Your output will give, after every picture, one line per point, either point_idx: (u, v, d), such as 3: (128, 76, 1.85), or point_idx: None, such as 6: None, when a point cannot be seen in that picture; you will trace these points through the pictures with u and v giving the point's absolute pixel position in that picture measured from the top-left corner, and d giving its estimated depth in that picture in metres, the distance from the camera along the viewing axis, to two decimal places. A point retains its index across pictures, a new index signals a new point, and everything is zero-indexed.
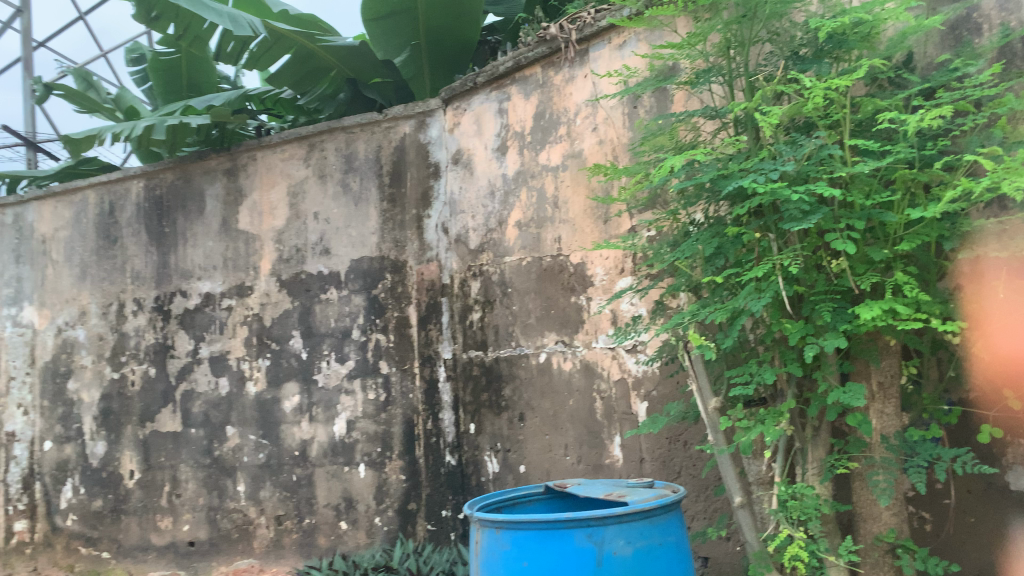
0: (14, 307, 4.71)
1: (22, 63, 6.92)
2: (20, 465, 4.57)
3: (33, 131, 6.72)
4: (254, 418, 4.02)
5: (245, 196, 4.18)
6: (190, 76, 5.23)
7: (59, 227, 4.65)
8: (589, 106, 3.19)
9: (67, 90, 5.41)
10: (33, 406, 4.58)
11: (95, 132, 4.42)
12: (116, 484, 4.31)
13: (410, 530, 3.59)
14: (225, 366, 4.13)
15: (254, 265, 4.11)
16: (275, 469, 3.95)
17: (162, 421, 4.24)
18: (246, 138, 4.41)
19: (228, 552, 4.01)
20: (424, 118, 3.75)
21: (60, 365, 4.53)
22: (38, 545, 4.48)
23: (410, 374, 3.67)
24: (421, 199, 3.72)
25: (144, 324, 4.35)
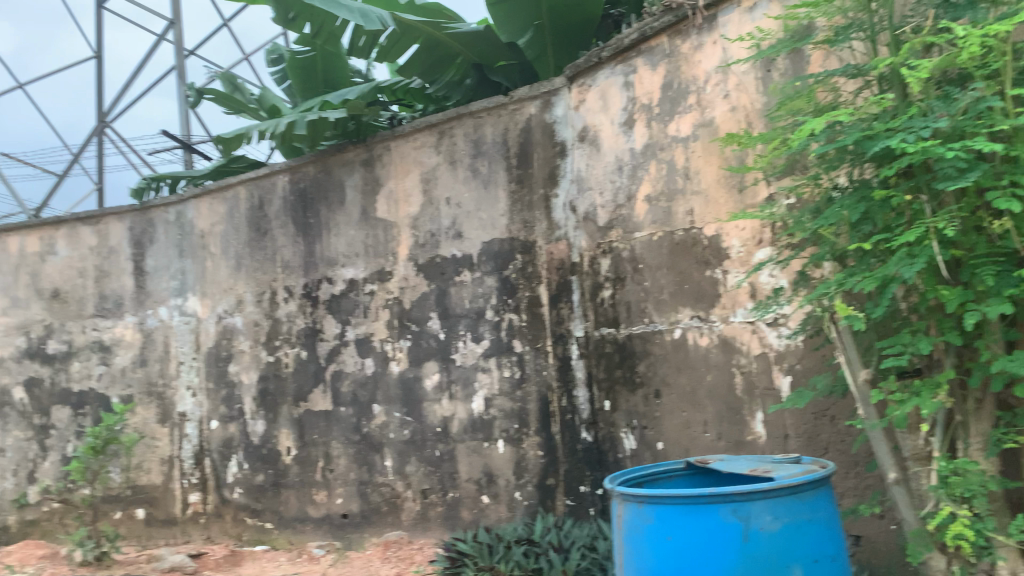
0: (178, 298, 5.08)
1: (176, 71, 7.47)
2: (192, 443, 4.96)
3: (188, 133, 7.25)
4: (398, 396, 4.21)
5: (382, 185, 4.35)
6: (325, 72, 5.47)
7: (215, 222, 4.99)
8: (720, 73, 3.10)
9: (217, 93, 5.80)
10: (200, 388, 4.96)
11: (243, 131, 4.72)
12: (276, 460, 4.63)
13: (550, 505, 3.66)
14: (370, 348, 4.33)
15: (392, 251, 4.28)
16: (419, 445, 4.12)
17: (315, 400, 4.51)
18: (380, 128, 4.57)
19: (379, 524, 4.23)
20: (550, 97, 3.76)
21: (222, 350, 4.89)
22: (210, 515, 4.86)
23: (544, 352, 3.72)
24: (549, 178, 3.74)
25: (295, 310, 4.62)
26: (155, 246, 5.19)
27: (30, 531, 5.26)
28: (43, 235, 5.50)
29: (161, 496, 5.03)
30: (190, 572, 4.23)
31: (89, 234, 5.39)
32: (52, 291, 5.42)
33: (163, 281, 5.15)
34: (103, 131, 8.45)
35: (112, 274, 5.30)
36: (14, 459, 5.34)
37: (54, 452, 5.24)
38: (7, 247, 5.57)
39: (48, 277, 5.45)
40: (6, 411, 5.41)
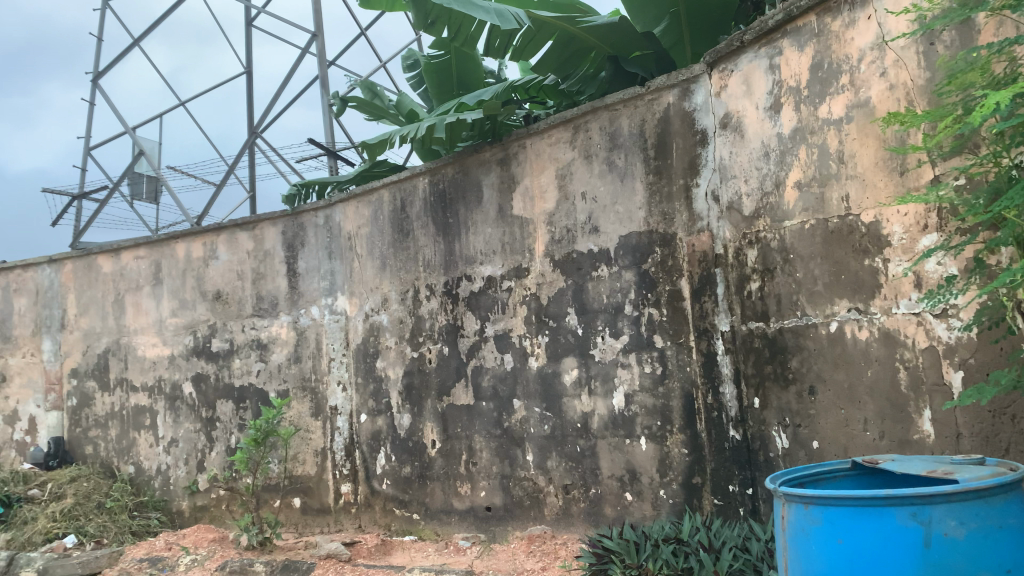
0: (328, 297, 5.33)
1: (319, 81, 7.83)
2: (343, 435, 5.18)
3: (332, 140, 7.59)
4: (538, 391, 4.24)
5: (518, 182, 4.38)
6: (460, 73, 5.58)
7: (360, 224, 5.20)
8: (875, 49, 2.92)
9: (358, 101, 6.04)
10: (350, 382, 5.18)
11: (386, 136, 4.89)
12: (421, 452, 4.77)
13: (697, 504, 3.58)
14: (509, 344, 4.38)
15: (528, 248, 4.31)
16: (560, 440, 4.13)
17: (457, 395, 4.62)
18: (515, 127, 4.62)
19: (523, 518, 4.27)
20: (689, 84, 3.66)
21: (369, 346, 5.09)
22: (361, 505, 5.06)
23: (687, 347, 3.63)
24: (689, 168, 3.65)
25: (437, 307, 4.75)
26: (306, 249, 5.47)
27: (200, 515, 5.67)
28: (206, 241, 5.90)
29: (315, 485, 5.28)
30: (345, 560, 4.43)
31: (246, 239, 5.74)
32: (215, 293, 5.81)
33: (314, 282, 5.41)
34: (254, 144, 9.00)
35: (268, 276, 5.63)
36: (185, 449, 5.78)
37: (220, 443, 5.63)
38: (175, 253, 6.02)
39: (212, 280, 5.85)
40: (177, 404, 5.85)
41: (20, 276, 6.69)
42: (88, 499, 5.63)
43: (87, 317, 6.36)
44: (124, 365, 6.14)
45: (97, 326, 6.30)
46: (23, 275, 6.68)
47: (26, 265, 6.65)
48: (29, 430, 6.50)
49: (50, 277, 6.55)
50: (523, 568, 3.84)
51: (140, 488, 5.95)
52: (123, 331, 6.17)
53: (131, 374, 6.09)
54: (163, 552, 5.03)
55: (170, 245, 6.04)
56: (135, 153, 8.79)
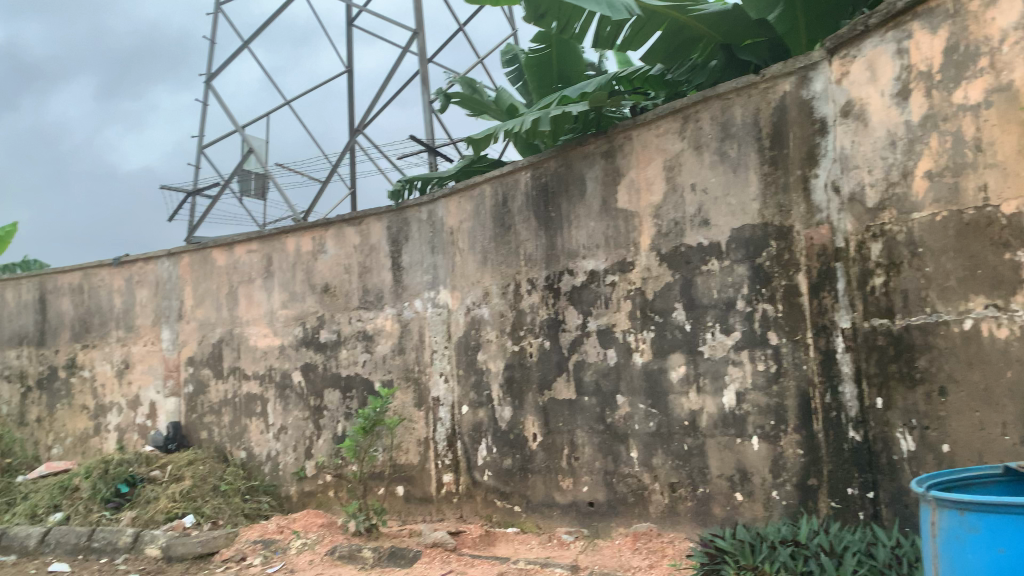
0: (431, 291, 5.41)
1: (420, 77, 7.94)
2: (444, 426, 5.25)
3: (432, 136, 7.70)
4: (643, 387, 4.18)
5: (624, 175, 4.33)
6: (561, 67, 5.55)
7: (463, 219, 5.24)
8: (1019, 29, 2.75)
9: (460, 97, 6.09)
10: (452, 374, 5.25)
11: (491, 131, 4.91)
12: (523, 445, 4.78)
13: (812, 506, 3.47)
14: (613, 339, 4.34)
15: (634, 241, 4.26)
16: (666, 438, 4.06)
17: (559, 389, 4.61)
18: (620, 120, 4.56)
19: (626, 515, 4.23)
20: (807, 72, 3.53)
21: (471, 340, 5.14)
22: (463, 496, 5.12)
23: (803, 345, 3.52)
24: (807, 158, 3.52)
25: (538, 301, 4.74)
26: (410, 243, 5.56)
27: (308, 500, 5.86)
28: (314, 236, 6.08)
29: (418, 475, 5.36)
30: (450, 549, 4.50)
31: (353, 234, 5.89)
32: (323, 286, 5.99)
33: (417, 275, 5.50)
34: (355, 141, 9.22)
35: (373, 270, 5.76)
36: (294, 436, 5.98)
37: (327, 431, 5.81)
38: (285, 247, 6.22)
39: (320, 273, 6.02)
40: (287, 392, 6.07)
41: (141, 269, 7.05)
42: (205, 481, 5.91)
43: (203, 308, 6.65)
44: (236, 354, 6.40)
45: (212, 317, 6.59)
46: (144, 268, 7.04)
47: (147, 259, 7.01)
48: (150, 415, 6.86)
49: (169, 270, 6.88)
50: (630, 566, 3.81)
51: (251, 472, 6.19)
52: (236, 321, 6.44)
53: (244, 363, 6.35)
54: (276, 535, 5.23)
55: (280, 239, 6.26)
56: (245, 151, 9.14)
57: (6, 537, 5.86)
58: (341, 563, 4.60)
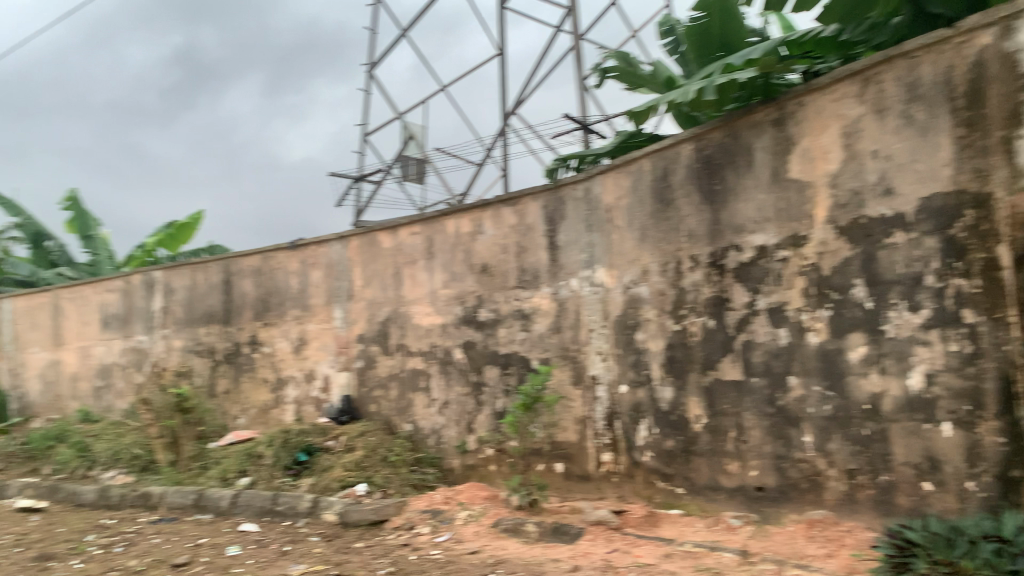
0: (588, 270, 5.37)
1: (574, 54, 7.89)
2: (603, 405, 5.21)
3: (585, 114, 7.64)
4: (818, 368, 3.97)
5: (795, 144, 4.10)
6: (722, 34, 5.32)
7: (620, 195, 5.16)
8: None
9: (616, 71, 5.99)
10: (610, 353, 5.20)
11: (651, 104, 4.79)
12: (686, 427, 4.67)
13: (1017, 499, 3.22)
14: (784, 317, 4.14)
15: (807, 214, 4.03)
16: (844, 422, 3.84)
17: (724, 369, 4.46)
18: (790, 86, 4.32)
19: (799, 501, 4.05)
20: (1011, 22, 3.22)
21: (629, 319, 5.06)
22: (623, 475, 5.08)
23: (1005, 324, 3.24)
24: (1010, 118, 3.22)
25: (701, 279, 4.60)
26: (566, 222, 5.54)
27: (470, 474, 6.02)
28: (473, 217, 6.20)
29: (577, 453, 5.36)
30: (614, 528, 4.54)
31: (510, 214, 5.94)
32: (481, 266, 6.09)
33: (574, 254, 5.47)
34: (509, 123, 9.32)
35: (530, 249, 5.79)
36: (456, 411, 6.17)
37: (487, 407, 5.95)
38: (446, 229, 6.39)
39: (478, 253, 6.13)
40: (449, 368, 6.26)
41: (314, 252, 7.48)
42: (375, 452, 6.20)
43: (370, 288, 6.97)
44: (401, 332, 6.67)
45: (379, 297, 6.89)
46: (317, 251, 7.46)
47: (319, 242, 7.43)
48: (324, 388, 7.30)
49: (340, 253, 7.25)
50: (805, 553, 3.67)
51: (416, 445, 6.44)
52: (401, 301, 6.70)
53: (409, 340, 6.60)
54: (442, 506, 5.41)
55: (441, 221, 6.43)
56: (405, 137, 9.47)
57: (201, 497, 6.36)
58: (506, 535, 4.70)
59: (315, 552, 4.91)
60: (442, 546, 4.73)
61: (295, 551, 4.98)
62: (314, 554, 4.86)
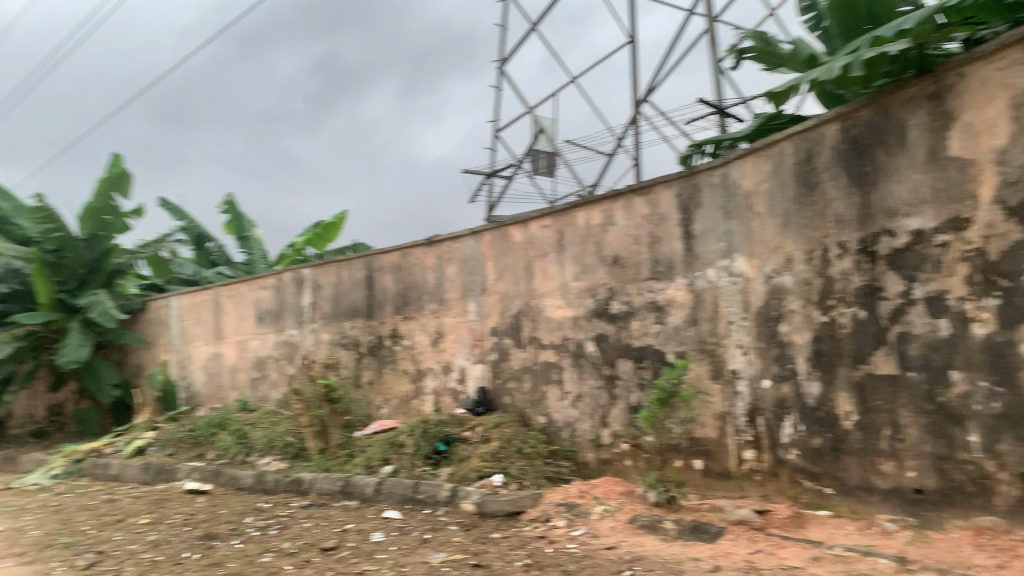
0: (726, 259, 5.18)
1: (708, 36, 7.64)
2: (744, 400, 5.01)
3: (721, 98, 7.38)
4: (985, 362, 3.65)
5: (956, 119, 3.79)
6: (869, 6, 4.99)
7: (760, 180, 4.94)
8: None
9: (753, 51, 5.74)
10: (751, 346, 4.99)
11: (793, 83, 4.56)
12: (834, 424, 4.41)
13: None
14: (945, 307, 3.84)
15: (971, 195, 3.72)
16: (1017, 421, 3.52)
17: (877, 363, 4.18)
18: (949, 56, 3.99)
19: (964, 506, 3.75)
20: None
21: (771, 310, 4.84)
22: (766, 474, 4.86)
23: None
24: None
25: (850, 267, 4.32)
26: (702, 210, 5.37)
27: (606, 468, 5.96)
28: (604, 208, 6.12)
29: (716, 449, 5.19)
30: (757, 528, 4.37)
31: (643, 203, 5.82)
32: (613, 257, 6.01)
33: (711, 243, 5.29)
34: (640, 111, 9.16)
35: (664, 239, 5.65)
36: (590, 405, 6.13)
37: (622, 401, 5.88)
38: (577, 221, 6.34)
39: (610, 245, 6.04)
40: (582, 361, 6.23)
41: (449, 247, 7.64)
42: (510, 444, 6.26)
43: (503, 282, 7.04)
44: (534, 325, 6.69)
45: (512, 290, 6.94)
46: (451, 247, 7.62)
47: (454, 237, 7.58)
48: (461, 380, 7.45)
49: (473, 248, 7.37)
50: (972, 564, 3.38)
51: (551, 438, 6.45)
52: (533, 294, 6.72)
53: (541, 333, 6.62)
54: (578, 499, 5.39)
55: (572, 213, 6.39)
56: (536, 130, 9.51)
57: (348, 484, 6.64)
58: (643, 532, 4.62)
59: (454, 541, 5.02)
60: (578, 540, 4.71)
61: (435, 539, 5.11)
62: (453, 543, 4.97)
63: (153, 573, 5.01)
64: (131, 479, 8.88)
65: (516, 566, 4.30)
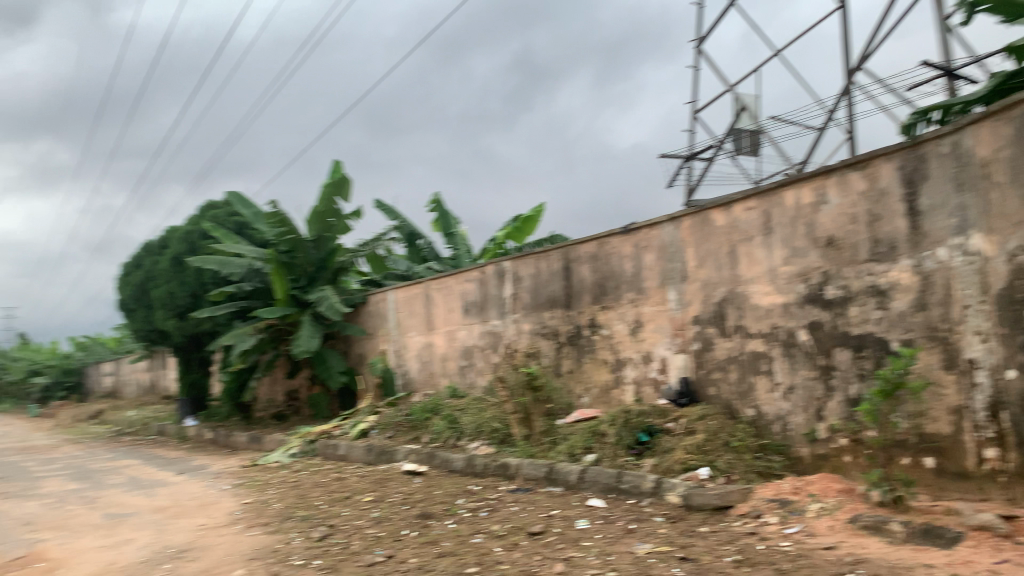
0: (960, 236, 4.67)
1: None
2: (985, 393, 4.51)
3: (949, 58, 6.67)
4: None
5: None
6: None
7: (1000, 146, 4.41)
8: None
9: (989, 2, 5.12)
10: (991, 333, 4.47)
11: None
12: None
13: None
14: None
15: None
16: None
17: None
18: None
19: None
20: None
21: (1017, 291, 4.30)
22: (1013, 475, 4.34)
23: None
24: None
25: None
26: (930, 183, 4.87)
27: (821, 464, 5.61)
28: (815, 186, 5.74)
29: (951, 447, 4.71)
30: (1003, 535, 3.91)
31: (859, 179, 5.39)
32: (826, 239, 5.62)
33: (941, 219, 4.80)
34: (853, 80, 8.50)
35: (885, 217, 5.20)
36: (803, 397, 5.81)
37: (839, 392, 5.51)
38: (784, 201, 6.00)
39: (822, 226, 5.66)
40: (793, 351, 5.90)
41: (647, 235, 7.52)
42: (716, 436, 6.07)
43: (705, 268, 6.82)
44: (740, 313, 6.43)
45: (714, 277, 6.71)
46: (649, 234, 7.50)
47: (651, 225, 7.45)
48: (662, 370, 7.34)
49: (672, 234, 7.20)
50: None
51: (761, 431, 6.17)
52: (738, 280, 6.46)
53: (748, 322, 6.35)
54: (791, 496, 5.11)
55: (778, 194, 6.06)
56: (737, 109, 9.12)
57: (553, 471, 6.76)
58: (866, 533, 4.30)
59: (660, 532, 4.95)
60: (792, 538, 4.47)
61: (640, 530, 5.06)
62: (659, 535, 4.90)
63: (377, 547, 5.39)
64: (357, 459, 9.63)
65: (725, 562, 4.16)
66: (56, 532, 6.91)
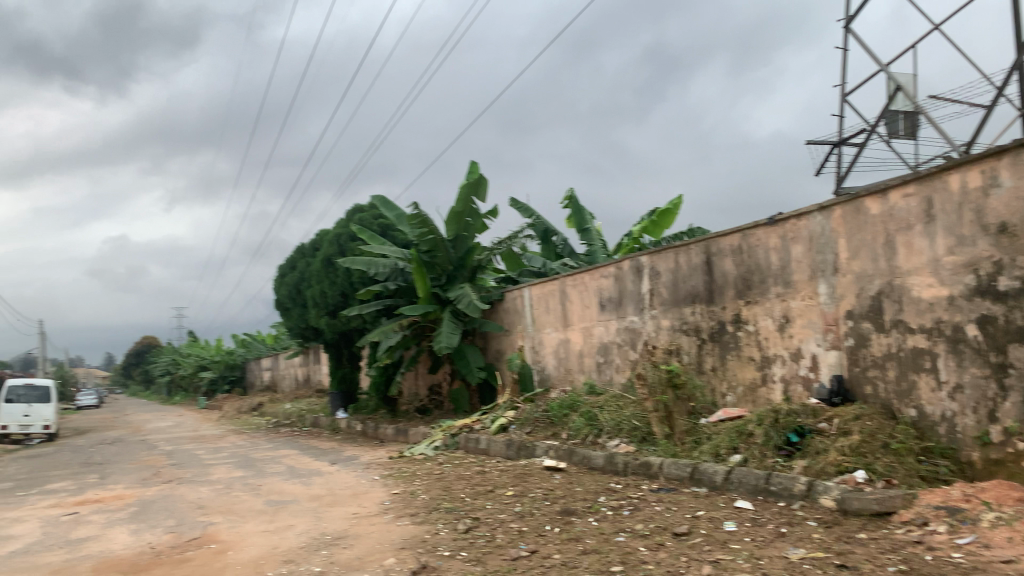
0: None
1: None
2: None
3: None
4: None
5: None
6: None
7: None
8: None
9: None
10: None
11: None
12: None
13: None
14: None
15: None
16: None
17: None
18: None
19: None
20: None
21: None
22: None
23: None
24: None
25: None
26: None
27: (995, 470, 5.17)
28: (984, 168, 5.29)
29: None
30: None
31: None
32: (998, 226, 5.17)
33: None
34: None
35: None
36: (973, 397, 5.37)
37: (1015, 393, 5.06)
38: (949, 186, 5.57)
39: (993, 212, 5.21)
40: (961, 347, 5.48)
41: (795, 226, 7.21)
42: (874, 438, 5.72)
43: (859, 260, 6.45)
44: (899, 307, 6.04)
45: (870, 269, 6.33)
46: (797, 225, 7.18)
47: (800, 215, 7.13)
48: (813, 367, 7.02)
49: (822, 224, 6.86)
50: None
51: (924, 433, 5.78)
52: (896, 272, 6.06)
53: (908, 316, 5.95)
54: (961, 503, 4.74)
55: (942, 177, 5.63)
56: (892, 89, 8.54)
57: (697, 471, 6.61)
58: None
59: (813, 537, 4.73)
60: (964, 550, 4.15)
61: (793, 534, 4.86)
62: (813, 540, 4.68)
63: (521, 542, 5.45)
64: (498, 453, 9.80)
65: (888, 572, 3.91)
66: (226, 516, 7.45)
